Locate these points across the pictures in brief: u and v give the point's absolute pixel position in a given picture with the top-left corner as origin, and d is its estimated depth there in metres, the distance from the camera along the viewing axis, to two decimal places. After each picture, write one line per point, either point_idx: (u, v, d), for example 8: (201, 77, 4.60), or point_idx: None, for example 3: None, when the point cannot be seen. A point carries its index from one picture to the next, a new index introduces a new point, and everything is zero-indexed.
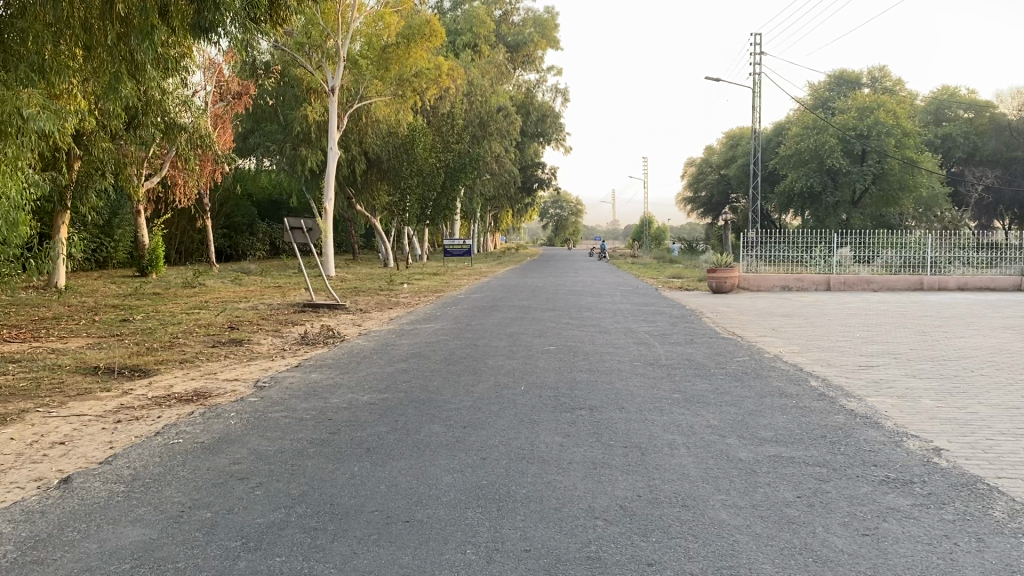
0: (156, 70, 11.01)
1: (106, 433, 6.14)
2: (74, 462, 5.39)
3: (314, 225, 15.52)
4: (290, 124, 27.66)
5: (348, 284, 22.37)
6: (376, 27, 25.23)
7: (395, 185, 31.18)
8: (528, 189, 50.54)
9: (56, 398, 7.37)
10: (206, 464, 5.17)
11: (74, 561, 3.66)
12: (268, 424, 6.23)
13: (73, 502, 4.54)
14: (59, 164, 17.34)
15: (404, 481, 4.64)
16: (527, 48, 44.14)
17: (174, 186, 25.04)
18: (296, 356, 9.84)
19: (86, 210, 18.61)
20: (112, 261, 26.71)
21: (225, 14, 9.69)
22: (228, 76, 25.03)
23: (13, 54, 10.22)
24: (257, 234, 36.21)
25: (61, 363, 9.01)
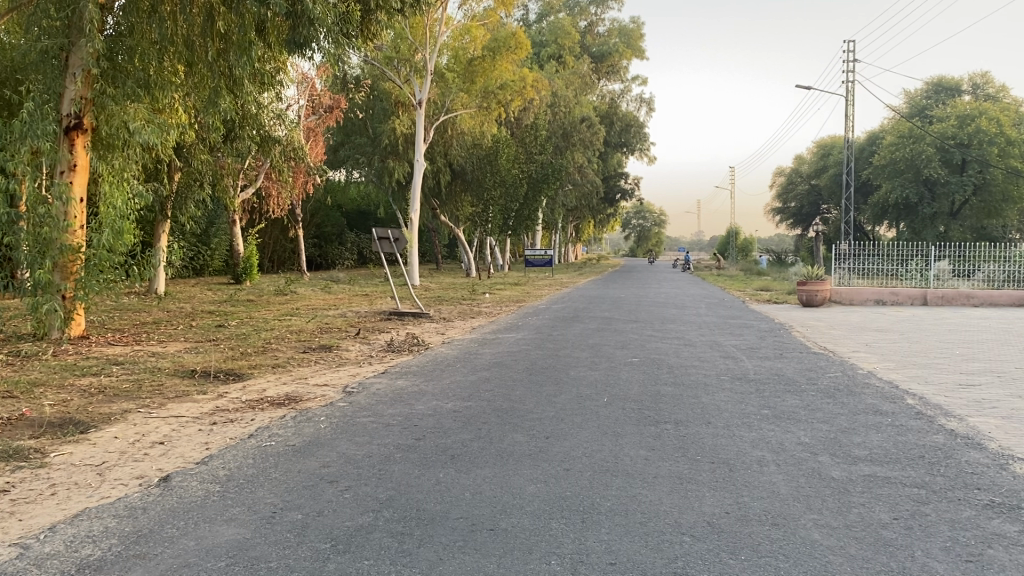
0: (253, 85, 11.55)
1: (203, 434, 6.38)
2: (173, 462, 5.61)
3: (400, 236, 15.70)
4: (378, 137, 28.37)
5: (433, 294, 22.70)
6: (463, 41, 25.61)
7: (478, 196, 31.50)
8: (610, 200, 50.22)
9: (156, 399, 7.70)
10: (297, 466, 5.32)
11: (174, 557, 3.81)
12: (357, 429, 6.37)
13: (172, 500, 4.73)
14: (161, 176, 18.12)
15: (489, 490, 4.66)
16: (613, 58, 43.95)
17: (268, 198, 25.94)
18: (382, 363, 10.01)
19: (184, 221, 19.37)
20: (208, 268, 27.76)
21: (320, 30, 9.98)
22: (321, 90, 25.89)
23: (122, 71, 11.07)
24: (347, 244, 36.99)
25: (161, 366, 9.42)
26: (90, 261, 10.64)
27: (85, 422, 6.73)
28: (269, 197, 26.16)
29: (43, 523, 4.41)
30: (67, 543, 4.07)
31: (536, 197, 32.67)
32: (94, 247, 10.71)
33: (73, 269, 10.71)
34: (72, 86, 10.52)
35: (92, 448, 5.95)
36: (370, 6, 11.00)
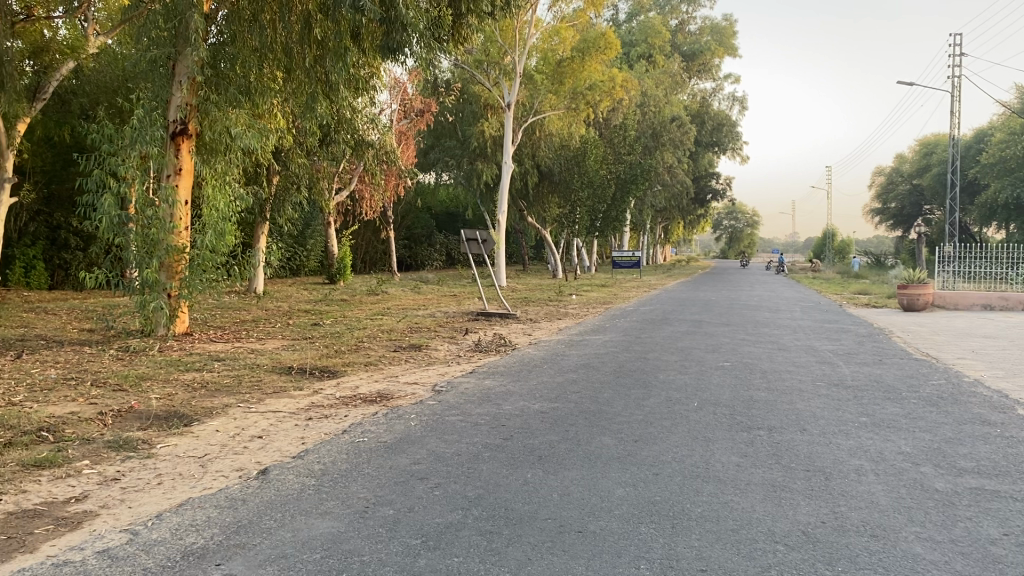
0: (348, 90, 11.85)
1: (299, 430, 6.57)
2: (271, 456, 5.80)
3: (488, 237, 15.79)
4: (467, 139, 28.69)
5: (520, 294, 22.80)
6: (553, 42, 25.39)
7: (566, 197, 31.38)
8: (701, 201, 49.44)
9: (256, 395, 7.98)
10: (388, 463, 5.43)
11: (272, 548, 3.94)
12: (446, 427, 6.46)
13: (270, 492, 4.90)
14: (260, 179, 18.76)
15: (576, 492, 4.66)
16: (704, 56, 43.23)
17: (362, 200, 26.60)
18: (471, 363, 10.11)
19: (282, 223, 19.94)
20: (304, 269, 28.62)
21: (412, 34, 10.19)
22: (412, 94, 26.32)
23: (225, 78, 11.52)
24: (436, 245, 37.43)
25: (260, 362, 9.74)
26: (194, 261, 11.12)
27: (188, 415, 7.03)
28: (362, 200, 26.80)
29: (151, 511, 4.63)
30: (172, 531, 4.26)
31: (624, 197, 31.97)
32: (198, 247, 11.16)
33: (178, 268, 11.21)
34: (179, 93, 10.97)
35: (195, 441, 6.22)
36: (461, 10, 11.14)
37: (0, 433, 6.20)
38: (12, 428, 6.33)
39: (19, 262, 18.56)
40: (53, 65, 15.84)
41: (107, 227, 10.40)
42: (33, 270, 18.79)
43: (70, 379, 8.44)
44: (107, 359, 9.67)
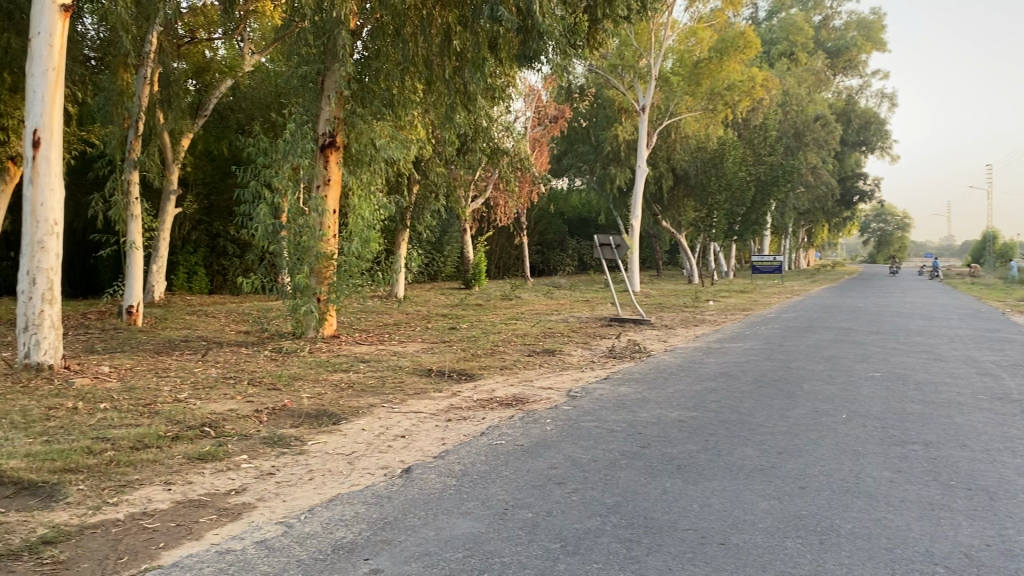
0: (485, 99, 12.12)
1: (438, 430, 6.74)
2: (413, 455, 5.98)
3: (622, 241, 15.66)
4: (601, 144, 28.76)
5: (655, 300, 22.54)
6: (689, 44, 24.96)
7: (702, 201, 30.72)
8: (847, 203, 47.32)
9: (398, 396, 8.26)
10: (526, 466, 5.49)
11: (417, 545, 4.06)
12: (582, 433, 6.47)
13: (414, 490, 5.06)
14: (401, 188, 19.42)
15: (718, 503, 4.56)
16: (851, 52, 41.37)
17: (497, 207, 27.07)
18: (606, 369, 10.08)
19: (421, 230, 20.52)
20: (441, 274, 29.41)
21: (548, 42, 10.35)
22: (546, 101, 26.58)
23: (370, 91, 12.01)
24: (569, 251, 37.35)
25: (402, 364, 10.08)
26: (341, 267, 11.62)
27: (336, 414, 7.36)
28: (498, 206, 27.26)
29: (304, 505, 4.87)
30: (323, 525, 4.47)
31: (765, 200, 30.56)
32: (344, 253, 11.70)
33: (327, 273, 11.66)
34: (327, 107, 11.50)
35: (343, 439, 6.49)
36: (598, 15, 11.20)
37: (169, 427, 6.69)
38: (180, 423, 6.82)
39: (183, 268, 20.09)
40: (213, 82, 16.96)
41: (262, 234, 11.01)
42: (195, 276, 20.29)
43: (230, 378, 9.00)
44: (262, 359, 10.26)
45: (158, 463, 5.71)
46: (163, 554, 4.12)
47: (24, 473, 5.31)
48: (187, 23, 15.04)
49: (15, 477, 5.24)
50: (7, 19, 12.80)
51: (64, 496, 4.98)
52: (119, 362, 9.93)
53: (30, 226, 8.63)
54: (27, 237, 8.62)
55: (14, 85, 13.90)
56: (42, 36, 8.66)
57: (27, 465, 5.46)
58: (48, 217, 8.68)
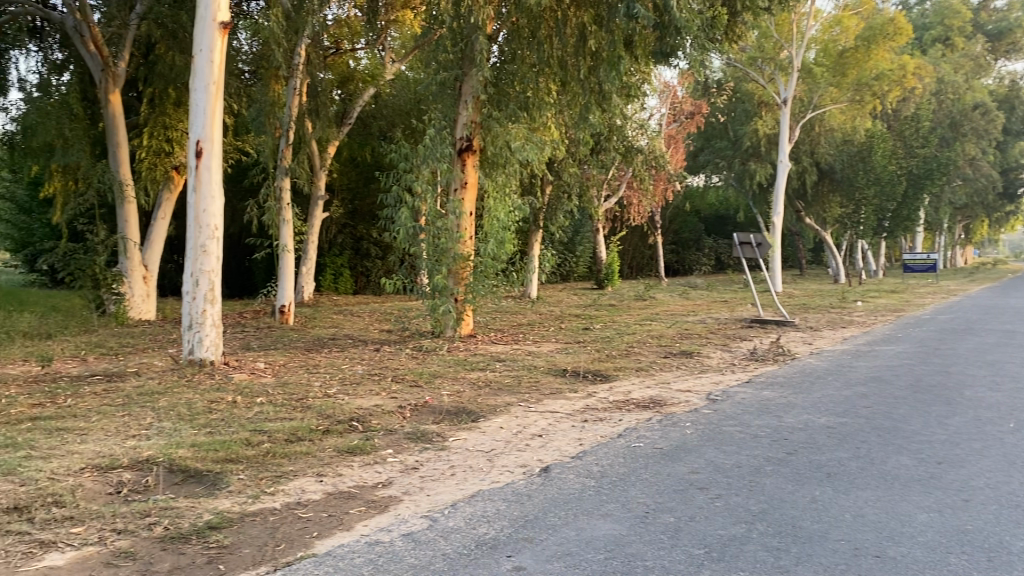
0: (620, 98, 12.07)
1: (576, 431, 6.75)
2: (551, 454, 6.02)
3: (763, 240, 15.16)
4: (740, 139, 28.08)
5: (798, 300, 21.72)
6: (833, 33, 23.93)
7: (849, 196, 29.32)
8: (1010, 196, 44.03)
9: (534, 395, 8.32)
10: (667, 469, 5.41)
11: (558, 544, 4.08)
12: (724, 437, 6.31)
13: (553, 489, 5.09)
14: (535, 189, 19.57)
15: (873, 513, 4.35)
16: (1015, 35, 38.51)
17: (630, 206, 26.82)
18: (747, 371, 9.79)
19: (555, 231, 20.56)
20: (575, 274, 29.42)
21: (685, 37, 10.28)
22: (682, 97, 26.27)
23: (507, 95, 12.18)
24: (705, 250, 36.00)
25: (537, 364, 10.15)
26: (478, 268, 11.82)
27: (476, 412, 7.49)
28: (631, 205, 27.01)
29: (447, 500, 4.99)
30: (466, 520, 4.56)
31: (918, 195, 28.80)
32: (481, 255, 11.90)
33: (464, 275, 11.79)
34: (465, 112, 11.71)
35: (482, 436, 6.61)
36: (736, 8, 10.95)
37: (319, 421, 7.01)
38: (329, 417, 7.14)
39: (329, 270, 21.06)
40: (356, 92, 17.62)
41: (403, 237, 11.36)
42: (341, 277, 21.20)
43: (374, 375, 9.33)
44: (404, 357, 10.58)
45: (310, 455, 6.00)
46: (316, 543, 4.31)
47: (191, 462, 5.69)
48: (332, 35, 15.68)
49: (183, 465, 5.63)
50: (172, 39, 14.26)
51: (227, 484, 5.30)
52: (273, 358, 10.47)
53: (195, 231, 9.24)
54: (192, 241, 9.24)
55: (178, 98, 14.97)
56: (203, 52, 9.28)
57: (193, 455, 5.86)
58: (210, 222, 9.27)
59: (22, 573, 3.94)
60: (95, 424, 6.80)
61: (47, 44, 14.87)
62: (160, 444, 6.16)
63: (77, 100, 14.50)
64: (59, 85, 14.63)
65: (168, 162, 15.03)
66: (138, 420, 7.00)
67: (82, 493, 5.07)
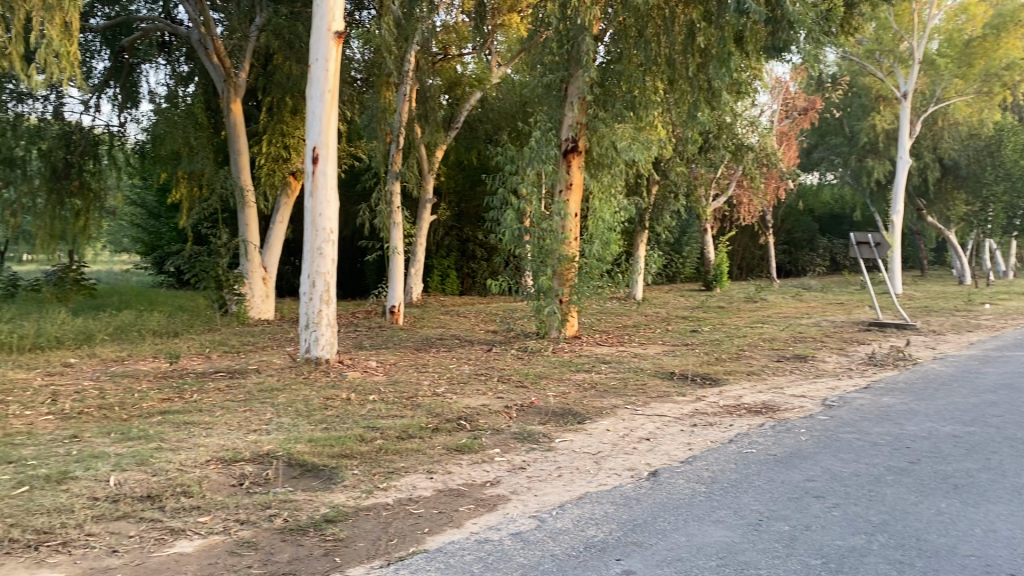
0: (730, 95, 11.82)
1: (685, 435, 6.64)
2: (660, 458, 5.94)
3: (881, 240, 14.51)
4: (856, 135, 27.05)
5: (920, 303, 20.68)
6: (959, 21, 22.69)
7: (976, 193, 27.77)
8: None
9: (642, 398, 8.23)
10: (781, 477, 5.26)
11: (668, 550, 4.03)
12: (840, 444, 6.09)
13: (663, 494, 5.02)
14: (641, 189, 19.39)
15: (1005, 529, 4.11)
16: None
17: (740, 205, 26.16)
18: (865, 377, 9.39)
19: (662, 231, 20.25)
20: (681, 275, 28.97)
21: (798, 32, 10.07)
22: (795, 93, 25.40)
23: (613, 95, 12.06)
24: (819, 251, 34.51)
25: (644, 367, 10.02)
26: (582, 269, 11.74)
27: (582, 414, 7.47)
28: (741, 205, 26.34)
29: (555, 501, 5.00)
30: (575, 522, 4.56)
31: None
32: (586, 256, 11.84)
33: (569, 276, 11.69)
34: (571, 113, 11.70)
35: (589, 438, 6.58)
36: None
37: (428, 419, 7.14)
38: (438, 416, 7.27)
39: (437, 271, 21.52)
40: (463, 96, 17.88)
41: (509, 238, 11.66)
42: (448, 278, 21.66)
43: (480, 375, 9.44)
44: (510, 358, 10.67)
45: (421, 453, 6.12)
46: (428, 539, 4.39)
47: (308, 457, 5.90)
48: (441, 41, 15.94)
49: (300, 460, 5.84)
50: (289, 49, 14.83)
51: (342, 479, 5.47)
52: (383, 357, 10.74)
53: (312, 235, 9.59)
54: (309, 244, 9.60)
55: (294, 106, 15.57)
56: (319, 61, 9.59)
57: (311, 449, 6.07)
58: (325, 225, 9.59)
59: (154, 558, 4.17)
60: (219, 418, 7.15)
61: (174, 57, 15.66)
62: (279, 439, 6.41)
63: (202, 111, 15.30)
64: (185, 96, 15.38)
65: (286, 168, 15.66)
66: (259, 414, 7.32)
67: (208, 483, 5.34)
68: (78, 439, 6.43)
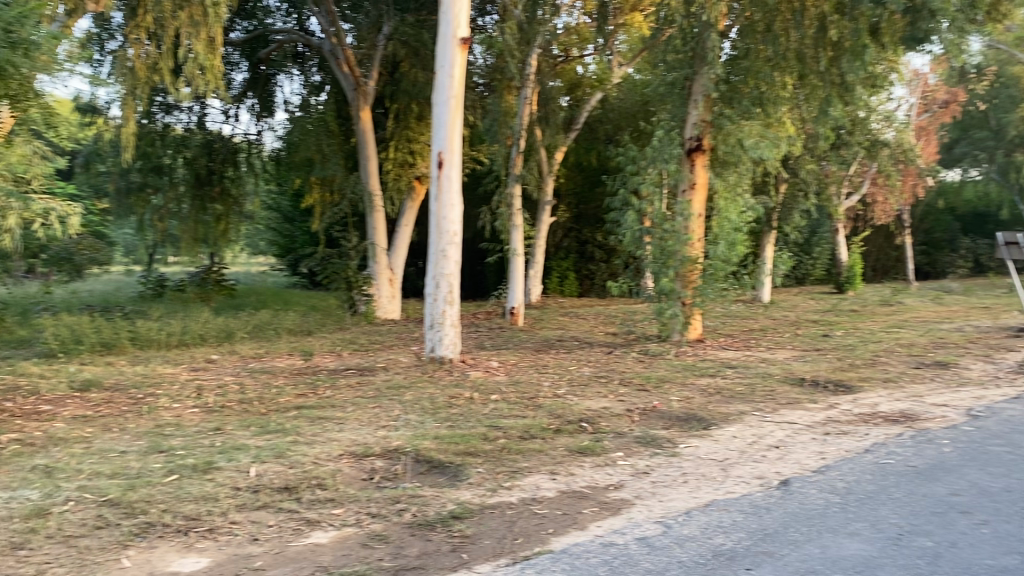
0: (864, 90, 11.41)
1: (817, 443, 6.41)
2: (790, 467, 5.75)
3: None
4: (1004, 128, 25.42)
5: None
6: None
7: None
8: None
9: (770, 404, 7.99)
10: (922, 490, 5.00)
11: (801, 561, 3.90)
12: (988, 458, 5.73)
13: (794, 504, 4.86)
14: (768, 188, 18.81)
15: None
16: None
17: (875, 204, 25.02)
18: (1016, 386, 8.77)
19: (790, 232, 19.54)
20: (810, 277, 27.98)
21: (940, 21, 9.81)
22: (935, 85, 24.07)
23: (740, 91, 11.72)
24: (960, 250, 32.29)
25: (772, 372, 9.72)
26: (707, 271, 11.46)
27: (707, 419, 7.32)
28: (875, 204, 25.17)
29: (681, 507, 4.92)
30: (702, 529, 4.47)
31: None
32: (711, 258, 11.59)
33: (693, 278, 11.43)
34: (695, 112, 11.37)
35: (715, 444, 6.45)
36: None
37: (551, 420, 7.17)
38: (560, 417, 7.29)
39: (556, 273, 21.62)
40: (583, 97, 17.95)
41: (628, 239, 11.92)
42: (567, 279, 21.69)
43: (602, 377, 9.40)
44: (632, 360, 10.58)
45: (543, 453, 6.15)
46: (552, 539, 4.41)
47: (434, 453, 6.04)
48: (562, 43, 15.83)
49: (427, 456, 5.97)
50: (415, 57, 15.22)
51: (468, 476, 5.57)
52: (505, 357, 10.86)
53: (437, 237, 9.81)
54: (434, 246, 9.82)
55: (420, 112, 15.97)
56: (445, 68, 9.80)
57: (437, 446, 6.20)
58: (450, 229, 9.78)
59: (293, 547, 4.37)
60: (350, 414, 7.41)
61: (307, 67, 16.39)
62: (407, 435, 6.59)
63: (333, 119, 15.89)
64: (317, 105, 16.08)
65: (411, 173, 16.08)
66: (387, 411, 7.54)
67: (341, 477, 5.54)
68: (221, 431, 6.81)
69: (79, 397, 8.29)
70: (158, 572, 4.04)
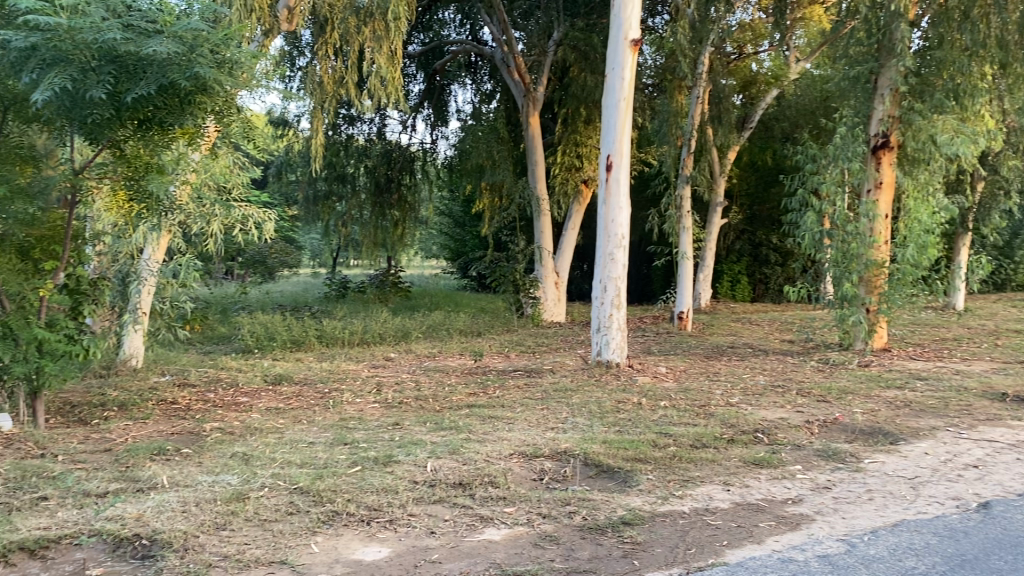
0: None
1: (1022, 465, 5.87)
2: (991, 489, 5.30)
3: None
4: None
5: None
6: None
7: None
8: None
9: (966, 420, 7.40)
10: None
11: None
12: None
13: (997, 529, 4.48)
14: (963, 186, 17.42)
15: None
16: None
17: None
18: None
19: (988, 233, 18.00)
20: (1012, 283, 25.67)
21: None
22: None
23: (934, 84, 10.83)
24: None
25: (968, 386, 8.97)
26: (894, 276, 10.82)
27: (894, 434, 6.87)
28: None
29: (867, 525, 4.64)
30: (891, 550, 4.21)
31: None
32: (899, 262, 10.86)
33: (878, 283, 10.85)
34: (881, 107, 10.81)
35: (904, 461, 6.05)
36: None
37: (724, 429, 6.97)
38: (734, 427, 7.06)
39: (727, 277, 21.02)
40: (758, 95, 17.36)
41: (808, 242, 11.18)
42: (738, 284, 21.02)
43: (778, 387, 9.02)
44: (810, 370, 10.09)
45: (716, 463, 5.99)
46: (727, 552, 4.29)
47: (604, 458, 6.01)
48: (736, 40, 15.42)
49: (597, 460, 5.97)
50: (585, 61, 15.26)
51: (638, 483, 5.51)
52: (674, 363, 10.66)
53: (604, 240, 9.80)
54: (601, 249, 9.81)
55: (588, 116, 15.77)
56: (616, 70, 9.76)
57: (606, 451, 6.17)
58: (617, 232, 9.73)
59: (467, 542, 4.49)
60: (520, 414, 7.53)
61: (479, 76, 16.86)
62: (577, 438, 6.61)
63: (504, 125, 16.21)
64: (488, 112, 16.48)
65: (578, 176, 16.09)
66: (556, 413, 7.59)
67: (512, 476, 5.64)
68: (399, 426, 7.11)
69: (272, 390, 8.92)
70: (343, 559, 4.26)
